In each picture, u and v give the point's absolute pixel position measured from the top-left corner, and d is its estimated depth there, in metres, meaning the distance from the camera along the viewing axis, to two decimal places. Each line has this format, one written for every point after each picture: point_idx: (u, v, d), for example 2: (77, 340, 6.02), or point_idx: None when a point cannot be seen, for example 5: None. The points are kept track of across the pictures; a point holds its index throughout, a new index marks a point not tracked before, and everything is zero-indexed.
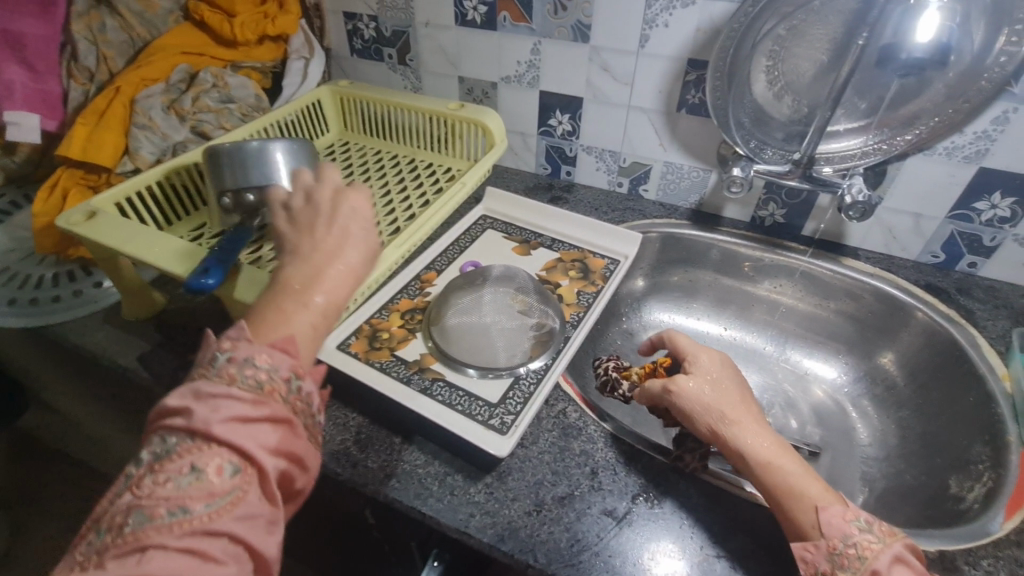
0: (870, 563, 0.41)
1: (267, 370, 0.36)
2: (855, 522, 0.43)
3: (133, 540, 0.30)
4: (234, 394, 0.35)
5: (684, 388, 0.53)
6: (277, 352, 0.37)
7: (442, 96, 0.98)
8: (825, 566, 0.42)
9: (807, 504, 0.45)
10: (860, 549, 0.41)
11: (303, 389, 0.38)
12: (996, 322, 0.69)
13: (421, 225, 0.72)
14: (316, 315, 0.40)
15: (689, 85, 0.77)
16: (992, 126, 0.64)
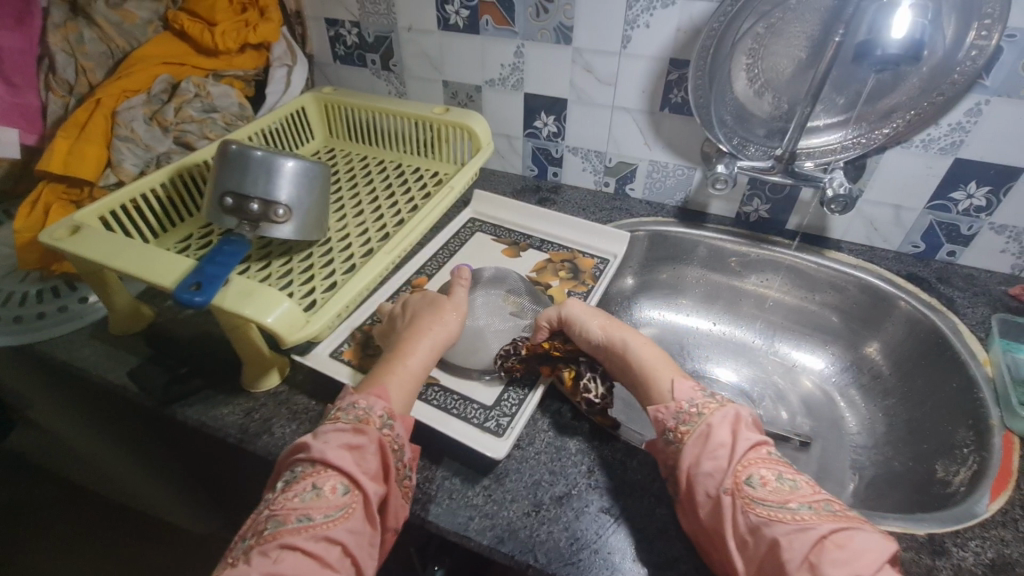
0: (705, 417, 0.48)
1: (363, 410, 0.48)
2: (700, 391, 0.52)
3: (272, 540, 0.40)
4: (340, 427, 0.46)
5: (571, 311, 0.61)
6: (373, 397, 0.50)
7: (427, 101, 0.98)
8: (670, 422, 0.50)
9: (663, 377, 0.54)
10: (699, 407, 0.50)
11: (394, 429, 0.48)
12: (976, 309, 0.71)
13: (410, 232, 0.72)
14: (411, 375, 0.53)
15: (671, 84, 0.78)
16: (966, 118, 0.66)
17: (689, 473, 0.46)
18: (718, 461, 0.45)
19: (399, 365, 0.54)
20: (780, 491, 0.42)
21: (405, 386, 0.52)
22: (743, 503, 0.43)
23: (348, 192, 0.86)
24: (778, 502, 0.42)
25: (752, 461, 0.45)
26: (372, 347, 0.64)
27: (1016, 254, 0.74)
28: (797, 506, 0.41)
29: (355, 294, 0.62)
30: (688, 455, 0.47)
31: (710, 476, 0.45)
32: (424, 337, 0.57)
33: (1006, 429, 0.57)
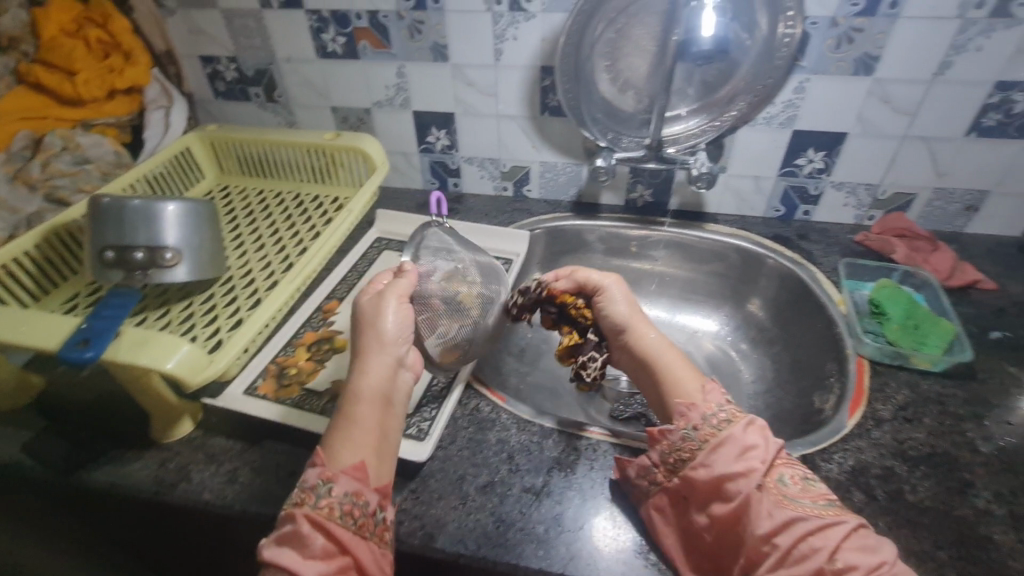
0: (730, 423, 0.49)
1: (301, 488, 0.46)
2: (726, 397, 0.53)
3: None
4: (280, 519, 0.45)
5: (609, 289, 0.64)
6: (316, 469, 0.47)
7: (319, 128, 0.99)
8: (696, 421, 0.51)
9: (687, 377, 0.55)
10: (725, 416, 0.50)
11: (333, 491, 0.45)
12: (830, 258, 0.82)
13: (310, 259, 0.74)
14: (374, 424, 0.50)
15: (546, 90, 0.84)
16: (794, 95, 0.76)
17: (716, 471, 0.47)
18: (744, 462, 0.47)
19: (343, 416, 0.50)
20: (809, 489, 0.45)
21: (348, 437, 0.49)
22: (776, 498, 0.45)
23: (245, 228, 0.85)
24: (808, 500, 0.45)
25: (779, 462, 0.47)
26: (287, 377, 0.65)
27: (855, 206, 0.86)
28: (824, 503, 0.45)
29: (259, 325, 0.64)
30: (716, 453, 0.48)
31: (742, 475, 0.46)
32: (360, 369, 0.52)
33: (859, 355, 0.67)
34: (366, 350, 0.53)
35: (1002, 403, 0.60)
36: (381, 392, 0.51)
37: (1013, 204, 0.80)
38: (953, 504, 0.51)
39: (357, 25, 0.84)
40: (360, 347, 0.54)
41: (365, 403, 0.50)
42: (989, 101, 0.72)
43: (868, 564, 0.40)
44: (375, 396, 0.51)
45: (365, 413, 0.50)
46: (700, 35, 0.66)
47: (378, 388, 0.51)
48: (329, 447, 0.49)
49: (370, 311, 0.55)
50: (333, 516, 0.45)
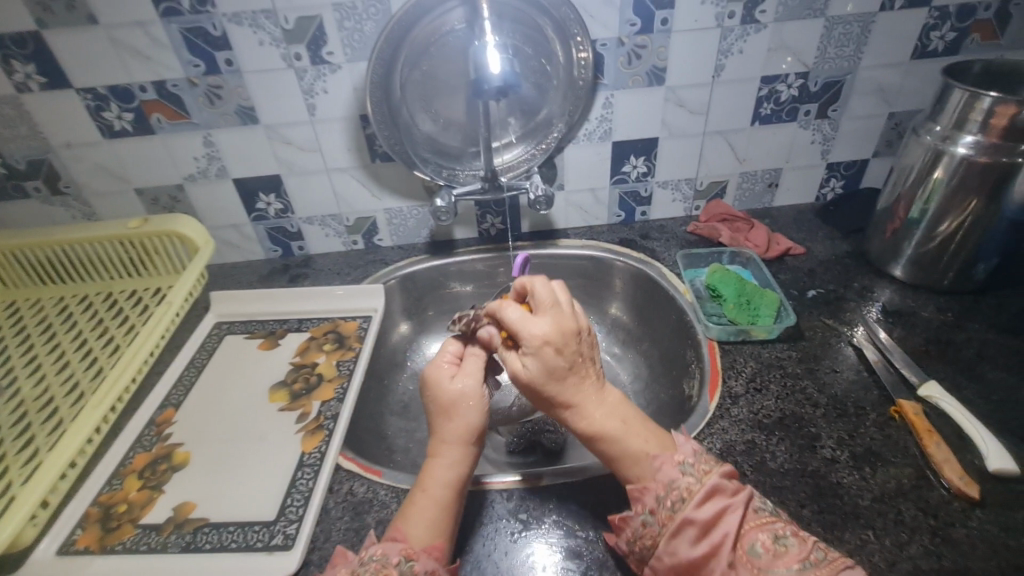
0: (687, 504, 0.45)
1: (380, 560, 0.44)
2: (681, 467, 0.48)
3: None
4: None
5: (536, 345, 0.51)
6: (390, 543, 0.46)
7: (125, 214, 0.87)
8: (651, 504, 0.47)
9: (645, 448, 0.49)
10: (683, 490, 0.46)
11: (416, 567, 0.43)
12: (671, 251, 0.88)
13: (123, 371, 0.64)
14: (437, 509, 0.48)
15: (372, 138, 0.81)
16: (605, 111, 0.82)
17: (681, 559, 0.44)
18: (709, 542, 0.44)
19: (420, 491, 0.50)
20: (781, 554, 0.42)
21: (423, 517, 0.48)
22: (750, 573, 0.42)
23: (42, 347, 0.72)
24: (779, 568, 0.41)
25: (749, 528, 0.44)
26: (115, 517, 0.55)
27: (682, 200, 0.94)
28: (801, 566, 0.41)
29: (61, 465, 0.54)
30: (680, 538, 0.44)
31: (710, 558, 0.43)
32: (444, 454, 0.52)
33: (709, 338, 0.71)
34: (451, 437, 0.52)
35: (827, 354, 0.68)
36: (462, 479, 0.51)
37: (802, 176, 0.92)
38: (807, 460, 0.56)
39: (143, 98, 0.75)
40: (443, 431, 0.53)
41: (447, 488, 0.50)
42: (761, 93, 0.82)
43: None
44: (454, 484, 0.50)
45: (444, 494, 0.49)
46: (487, 73, 0.60)
47: (453, 476, 0.51)
48: (405, 521, 0.48)
49: (446, 394, 0.54)
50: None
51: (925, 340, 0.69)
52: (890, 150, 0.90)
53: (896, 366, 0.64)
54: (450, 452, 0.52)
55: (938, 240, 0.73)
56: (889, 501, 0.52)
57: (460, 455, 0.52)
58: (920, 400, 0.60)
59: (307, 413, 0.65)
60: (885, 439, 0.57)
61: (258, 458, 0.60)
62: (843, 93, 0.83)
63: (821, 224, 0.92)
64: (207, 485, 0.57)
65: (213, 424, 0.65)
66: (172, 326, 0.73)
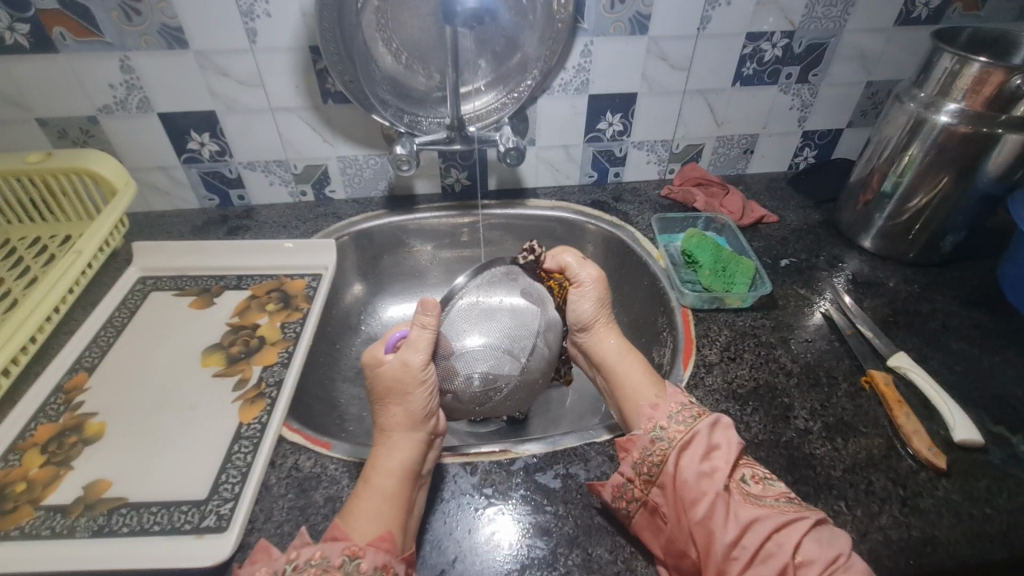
0: (699, 421, 0.48)
1: (321, 564, 0.39)
2: (688, 397, 0.51)
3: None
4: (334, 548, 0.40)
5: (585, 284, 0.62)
6: (328, 543, 0.41)
7: (26, 148, 0.74)
8: (662, 421, 0.49)
9: (640, 390, 0.54)
10: (691, 414, 0.49)
11: (363, 565, 0.39)
12: (644, 215, 0.84)
13: (20, 329, 0.55)
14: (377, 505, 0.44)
15: (323, 73, 0.72)
16: (582, 59, 0.75)
17: (684, 473, 0.45)
18: (710, 463, 0.45)
19: (364, 485, 0.45)
20: (769, 489, 0.45)
21: (369, 512, 0.43)
22: (741, 498, 0.44)
23: None
24: (769, 499, 0.44)
25: (743, 463, 0.46)
26: (11, 499, 0.47)
27: (657, 162, 0.89)
28: (785, 501, 0.44)
29: None
30: (687, 453, 0.46)
31: (708, 478, 0.45)
32: (388, 443, 0.48)
33: (682, 305, 0.69)
34: (394, 423, 0.49)
35: (799, 323, 0.66)
36: (410, 464, 0.47)
37: (777, 143, 0.90)
38: (780, 431, 0.54)
39: (41, 7, 0.63)
40: (386, 417, 0.49)
41: (392, 477, 0.46)
42: (745, 51, 0.78)
43: (822, 555, 0.40)
44: (399, 469, 0.46)
45: (388, 484, 0.45)
46: None
47: (404, 464, 0.46)
48: (349, 518, 0.43)
49: (384, 374, 0.50)
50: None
51: (892, 311, 0.68)
52: (865, 120, 0.88)
53: (866, 335, 0.64)
54: (399, 447, 0.48)
55: (908, 214, 0.72)
56: (861, 471, 0.51)
57: (408, 458, 0.47)
58: (889, 370, 0.59)
59: (246, 379, 0.58)
60: (856, 409, 0.56)
61: (188, 429, 0.53)
62: (825, 56, 0.80)
63: (793, 193, 0.90)
64: (126, 460, 0.50)
65: (134, 391, 0.57)
66: (84, 278, 0.64)
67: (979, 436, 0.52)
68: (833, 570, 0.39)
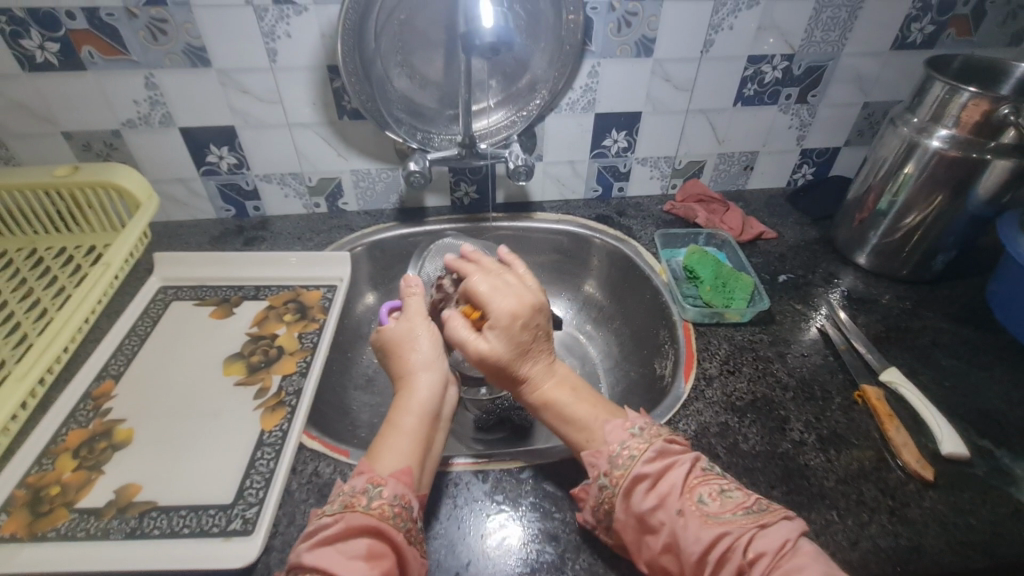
0: (638, 460, 0.47)
1: (348, 493, 0.44)
2: (630, 431, 0.49)
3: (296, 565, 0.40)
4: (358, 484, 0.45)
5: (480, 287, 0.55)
6: (358, 475, 0.46)
7: (51, 160, 0.77)
8: (605, 467, 0.48)
9: (585, 419, 0.51)
10: (631, 449, 0.47)
11: (384, 492, 0.44)
12: (647, 230, 0.87)
13: (54, 338, 0.57)
14: (408, 441, 0.49)
15: (339, 92, 0.75)
16: (590, 80, 0.78)
17: (635, 510, 0.45)
18: (658, 493, 0.45)
19: (390, 428, 0.50)
20: (726, 503, 0.44)
21: (393, 449, 0.48)
22: (699, 519, 0.43)
23: None
24: (726, 514, 0.43)
25: (696, 481, 0.46)
26: (46, 501, 0.49)
27: (660, 177, 0.92)
28: (743, 513, 0.43)
29: None
30: (632, 493, 0.45)
31: (660, 508, 0.44)
32: (409, 386, 0.53)
33: (684, 319, 0.71)
34: (411, 368, 0.54)
35: (796, 338, 0.69)
36: (429, 407, 0.52)
37: (776, 160, 0.93)
38: (776, 442, 0.57)
39: (71, 27, 0.66)
40: (402, 367, 0.54)
41: (413, 417, 0.51)
42: (746, 73, 0.81)
43: (773, 546, 0.41)
44: (420, 411, 0.51)
45: (410, 423, 0.50)
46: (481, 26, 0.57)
47: (423, 405, 0.52)
48: (376, 455, 0.48)
49: (392, 333, 0.56)
50: (387, 518, 0.42)
51: (885, 327, 0.71)
52: (861, 139, 0.91)
53: (859, 350, 0.67)
54: (420, 395, 0.52)
55: (901, 233, 0.75)
56: (853, 482, 0.53)
57: (425, 406, 0.52)
58: (881, 384, 0.62)
59: (266, 388, 0.60)
60: (849, 422, 0.59)
61: (213, 435, 0.56)
62: (824, 78, 0.83)
63: (791, 209, 0.93)
64: (154, 465, 0.53)
65: (159, 398, 0.59)
66: (111, 288, 0.66)
67: (965, 449, 0.55)
68: (783, 557, 0.40)
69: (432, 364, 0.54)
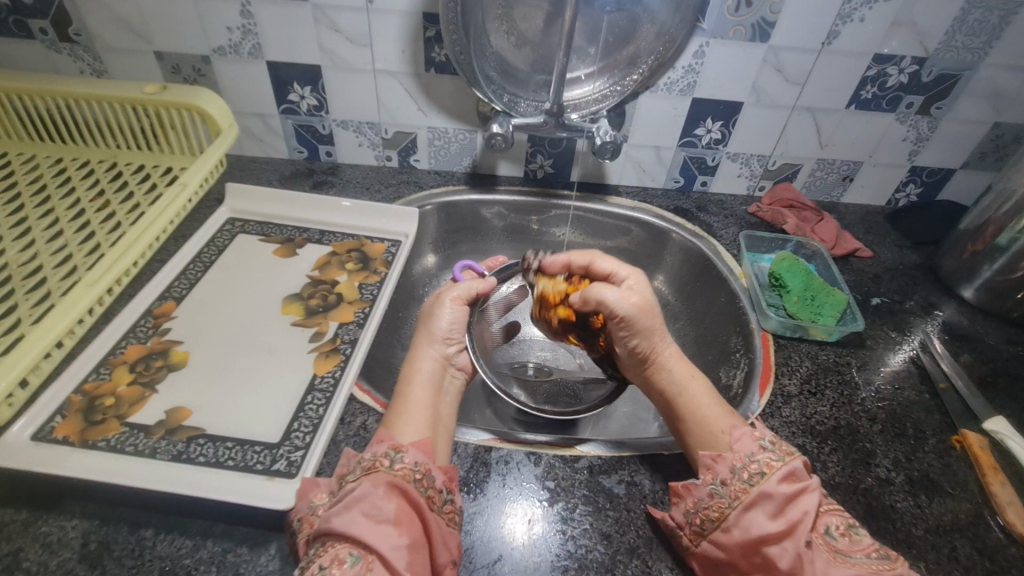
0: (767, 480, 0.42)
1: (370, 458, 0.42)
2: (759, 442, 0.45)
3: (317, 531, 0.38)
4: (375, 452, 0.43)
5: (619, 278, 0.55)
6: (376, 442, 0.44)
7: (140, 79, 0.77)
8: (724, 476, 0.44)
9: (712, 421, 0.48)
10: (761, 465, 0.43)
11: (406, 458, 0.42)
12: (728, 230, 0.81)
13: (126, 251, 0.57)
14: (424, 410, 0.49)
15: (430, 42, 0.71)
16: (694, 60, 0.73)
17: (751, 533, 0.41)
18: (785, 519, 0.41)
19: (402, 397, 0.50)
20: (858, 541, 0.40)
21: (407, 417, 0.47)
22: (828, 555, 0.39)
23: (33, 210, 0.64)
24: (860, 555, 0.39)
25: (823, 510, 0.42)
26: (100, 411, 0.49)
27: (749, 176, 0.86)
28: (875, 556, 0.40)
29: (44, 345, 0.48)
30: (753, 511, 0.41)
31: (785, 536, 0.40)
32: (415, 357, 0.53)
33: (763, 329, 0.66)
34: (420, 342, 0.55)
35: (887, 368, 0.62)
36: (434, 379, 0.52)
37: (882, 174, 0.85)
38: (859, 476, 0.52)
39: None
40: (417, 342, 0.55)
41: (421, 386, 0.51)
42: (868, 73, 0.73)
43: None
44: (427, 381, 0.51)
45: (422, 393, 0.50)
46: None
47: (433, 376, 0.52)
48: (394, 428, 0.46)
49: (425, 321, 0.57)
50: (410, 482, 0.41)
51: (991, 371, 0.64)
52: (983, 164, 0.82)
53: (961, 391, 0.60)
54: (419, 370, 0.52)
55: (1022, 272, 0.67)
56: (945, 535, 0.48)
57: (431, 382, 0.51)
58: (984, 433, 0.55)
59: (322, 333, 0.59)
60: (943, 468, 0.53)
61: (266, 372, 0.55)
62: (956, 89, 0.75)
63: (889, 229, 0.85)
64: (205, 392, 0.52)
65: (216, 327, 0.58)
66: (182, 211, 0.66)
67: None
68: None
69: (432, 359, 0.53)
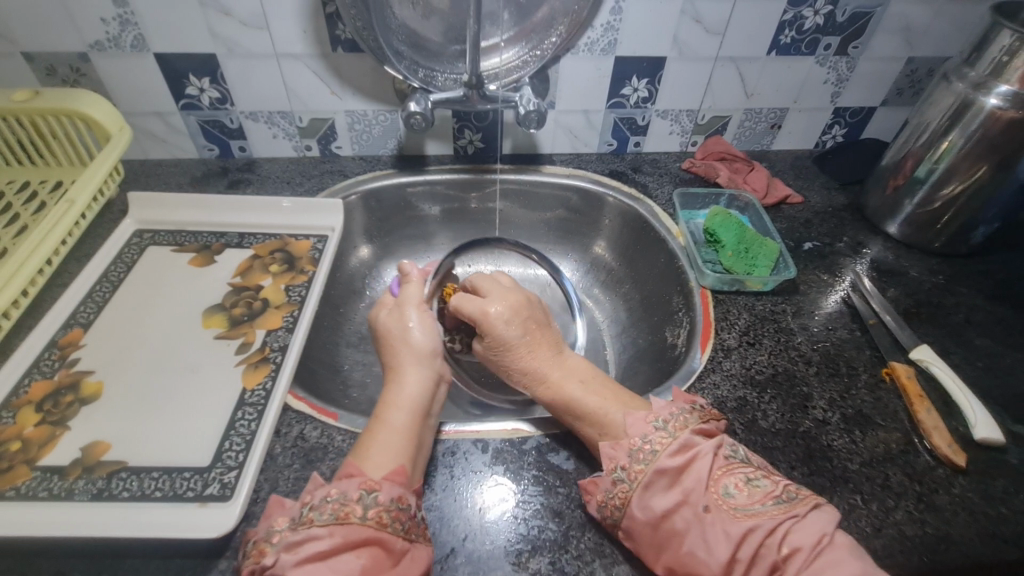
0: (661, 456, 0.43)
1: (338, 499, 0.40)
2: (653, 423, 0.45)
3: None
4: (345, 492, 0.40)
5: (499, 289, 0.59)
6: (344, 481, 0.41)
7: (12, 84, 0.69)
8: (624, 461, 0.44)
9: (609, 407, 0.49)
10: (654, 444, 0.44)
11: (381, 498, 0.40)
12: (663, 189, 0.81)
13: (12, 280, 0.52)
14: (404, 430, 0.46)
15: (333, 19, 0.67)
16: (612, 17, 0.70)
17: (654, 513, 0.41)
18: (681, 488, 0.41)
19: (381, 423, 0.47)
20: (754, 493, 0.41)
21: (382, 445, 0.45)
22: (728, 514, 0.40)
23: None
24: (756, 505, 0.40)
25: (719, 473, 0.42)
26: (5, 458, 0.45)
27: (680, 133, 0.85)
28: (772, 503, 0.40)
29: None
30: (652, 490, 0.42)
31: (681, 505, 0.41)
32: (399, 379, 0.51)
33: (701, 286, 0.67)
34: (404, 361, 0.53)
35: (821, 311, 0.64)
36: (419, 401, 0.49)
37: (808, 119, 0.86)
38: (798, 420, 0.53)
39: None
40: (396, 359, 0.54)
41: (404, 411, 0.48)
42: (785, 17, 0.73)
43: (809, 542, 0.38)
44: (413, 405, 0.49)
45: (401, 419, 0.47)
46: None
47: (417, 401, 0.49)
48: (363, 458, 0.44)
49: (395, 325, 0.56)
50: (385, 526, 0.39)
51: (916, 302, 0.67)
52: (901, 99, 0.84)
53: (888, 324, 0.62)
54: (408, 397, 0.49)
55: (939, 204, 0.69)
56: (878, 465, 0.50)
57: (416, 403, 0.49)
58: (911, 363, 0.58)
59: (249, 343, 0.56)
60: (875, 401, 0.55)
61: (188, 391, 0.51)
62: (869, 27, 0.75)
63: (819, 172, 0.87)
64: (124, 422, 0.49)
65: (130, 349, 0.54)
66: (75, 228, 0.61)
67: (1001, 435, 0.52)
68: (818, 555, 0.37)
69: (421, 378, 0.52)
